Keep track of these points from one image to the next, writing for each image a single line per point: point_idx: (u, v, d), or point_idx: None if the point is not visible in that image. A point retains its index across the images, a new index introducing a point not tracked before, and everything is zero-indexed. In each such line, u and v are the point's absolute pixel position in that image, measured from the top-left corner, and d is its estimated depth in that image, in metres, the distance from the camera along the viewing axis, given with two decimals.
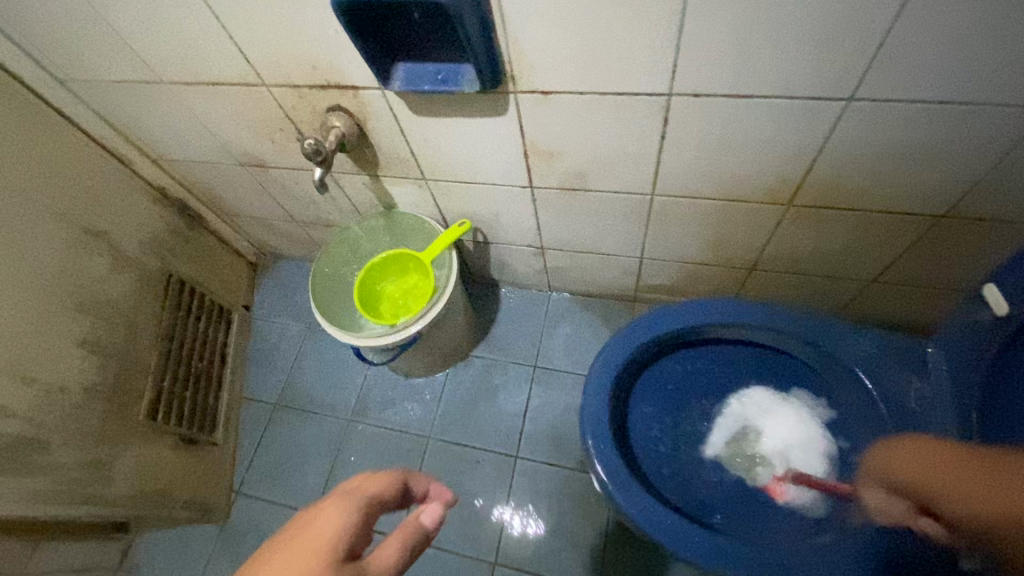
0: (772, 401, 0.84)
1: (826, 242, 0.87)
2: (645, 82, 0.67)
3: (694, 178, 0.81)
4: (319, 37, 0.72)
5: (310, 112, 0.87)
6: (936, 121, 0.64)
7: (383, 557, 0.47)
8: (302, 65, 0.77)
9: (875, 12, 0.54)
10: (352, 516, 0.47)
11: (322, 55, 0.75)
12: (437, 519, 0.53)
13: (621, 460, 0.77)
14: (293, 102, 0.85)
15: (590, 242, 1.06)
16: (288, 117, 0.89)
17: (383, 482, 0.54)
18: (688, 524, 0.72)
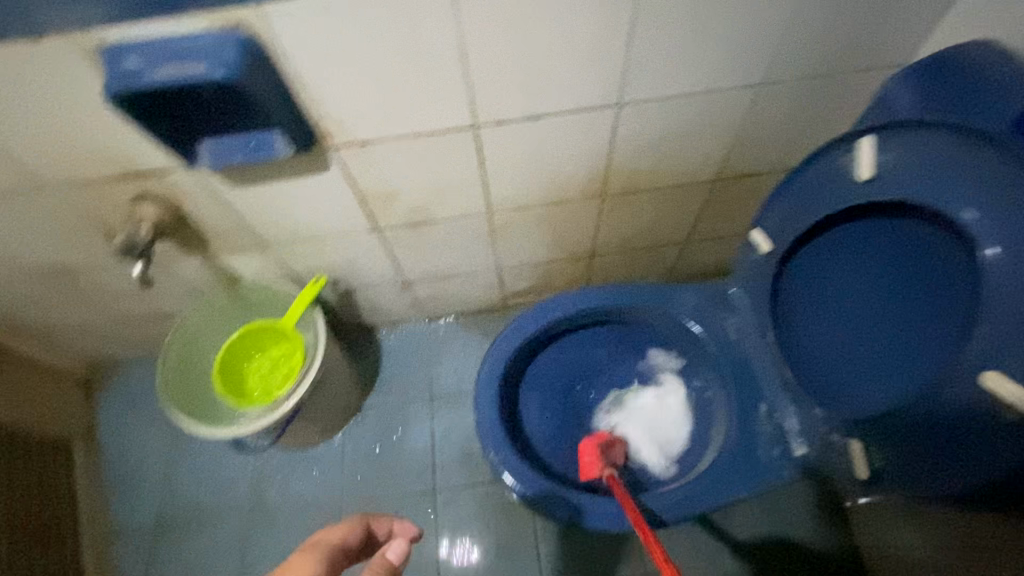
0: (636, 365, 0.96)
1: (642, 219, 1.02)
2: (451, 118, 0.74)
3: (520, 190, 0.90)
4: (101, 130, 0.67)
5: (112, 206, 0.79)
6: (686, 110, 0.79)
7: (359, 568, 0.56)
8: (88, 160, 0.71)
9: (613, 38, 0.66)
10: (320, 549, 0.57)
11: (110, 146, 0.69)
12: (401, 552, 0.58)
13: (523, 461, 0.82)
14: (88, 199, 0.78)
15: (449, 266, 1.10)
16: (86, 216, 0.81)
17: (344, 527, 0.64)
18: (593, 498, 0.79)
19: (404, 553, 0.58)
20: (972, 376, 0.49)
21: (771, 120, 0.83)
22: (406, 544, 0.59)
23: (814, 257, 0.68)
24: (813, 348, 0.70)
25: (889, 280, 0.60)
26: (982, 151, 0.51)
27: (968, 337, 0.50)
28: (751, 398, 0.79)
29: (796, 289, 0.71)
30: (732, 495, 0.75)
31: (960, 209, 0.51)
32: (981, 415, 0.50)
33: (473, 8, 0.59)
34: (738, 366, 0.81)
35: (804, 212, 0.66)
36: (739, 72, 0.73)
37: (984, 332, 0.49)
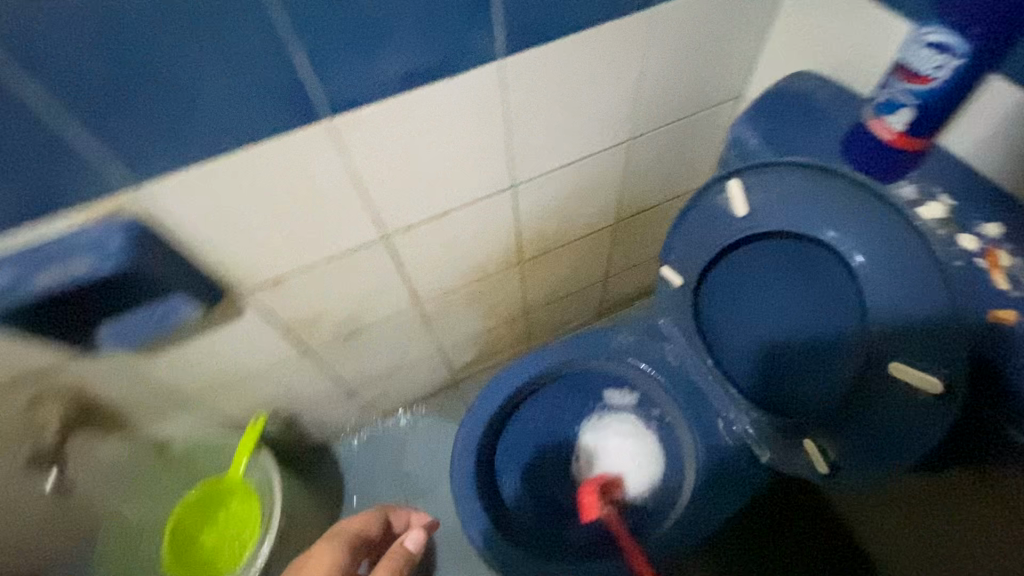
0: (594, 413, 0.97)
1: (562, 269, 1.08)
2: (359, 236, 0.74)
3: (442, 278, 0.91)
4: None
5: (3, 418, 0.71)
6: (574, 174, 0.85)
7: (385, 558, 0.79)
8: None
9: (491, 137, 0.70)
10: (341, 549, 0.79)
11: None
12: (419, 540, 0.82)
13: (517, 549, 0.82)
14: None
15: (390, 362, 1.08)
16: None
17: (367, 519, 0.86)
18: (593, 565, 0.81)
19: (421, 541, 0.82)
20: (885, 364, 0.54)
21: (649, 162, 0.91)
22: (422, 535, 0.83)
23: (720, 277, 0.71)
24: (747, 359, 0.72)
25: (794, 297, 0.63)
26: (829, 176, 0.55)
27: (869, 331, 0.54)
28: (706, 417, 0.84)
29: (717, 307, 0.73)
30: (718, 518, 0.79)
31: (827, 230, 0.55)
32: (902, 397, 0.54)
33: (354, 141, 0.61)
34: (687, 389, 0.85)
35: (702, 243, 0.69)
36: (610, 134, 0.80)
37: (880, 327, 0.53)
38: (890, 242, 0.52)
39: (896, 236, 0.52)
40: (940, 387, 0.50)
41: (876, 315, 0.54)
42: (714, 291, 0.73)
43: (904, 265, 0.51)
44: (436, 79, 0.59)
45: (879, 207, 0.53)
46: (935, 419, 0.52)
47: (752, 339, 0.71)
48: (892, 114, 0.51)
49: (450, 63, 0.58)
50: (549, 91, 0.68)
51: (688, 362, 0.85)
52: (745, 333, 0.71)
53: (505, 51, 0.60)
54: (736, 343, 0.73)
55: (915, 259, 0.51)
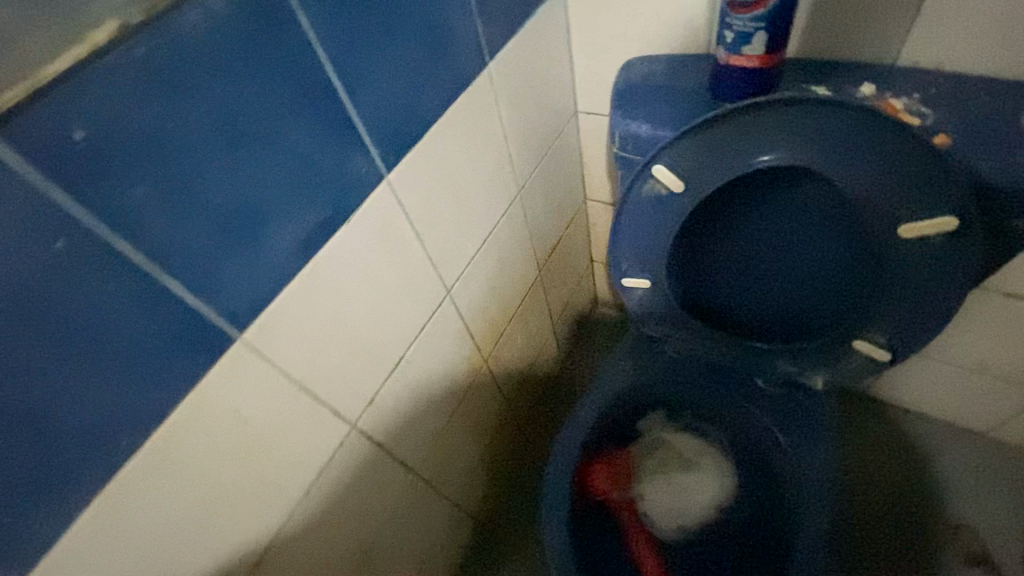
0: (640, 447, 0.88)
1: (518, 344, 1.01)
2: (326, 443, 0.59)
3: (424, 427, 0.78)
4: None
5: None
6: (491, 250, 0.80)
7: None
8: None
9: (410, 256, 0.62)
10: None
11: None
12: None
13: None
14: None
15: (414, 555, 0.89)
16: None
17: None
18: None
19: None
20: (894, 232, 0.55)
21: (540, 203, 0.90)
22: None
23: (689, 252, 0.68)
24: (753, 306, 0.72)
25: (761, 230, 0.63)
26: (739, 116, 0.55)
27: (859, 212, 0.56)
28: (742, 381, 0.81)
29: (701, 279, 0.71)
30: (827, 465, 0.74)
31: (766, 156, 0.55)
32: (924, 251, 0.55)
33: (280, 343, 0.49)
34: (709, 371, 0.82)
35: (655, 234, 0.67)
36: (503, 195, 0.78)
37: (871, 205, 0.54)
38: (830, 134, 0.53)
39: (831, 129, 0.53)
40: (950, 222, 0.53)
41: (858, 198, 0.55)
42: (689, 267, 0.70)
43: (854, 145, 0.53)
44: (335, 230, 0.51)
45: (803, 113, 0.53)
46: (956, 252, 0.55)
47: (748, 288, 0.70)
48: (746, 44, 0.56)
49: (343, 207, 0.50)
50: (439, 183, 0.63)
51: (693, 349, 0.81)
52: (739, 286, 0.71)
53: (387, 169, 0.54)
54: (735, 299, 0.72)
55: (861, 133, 0.52)
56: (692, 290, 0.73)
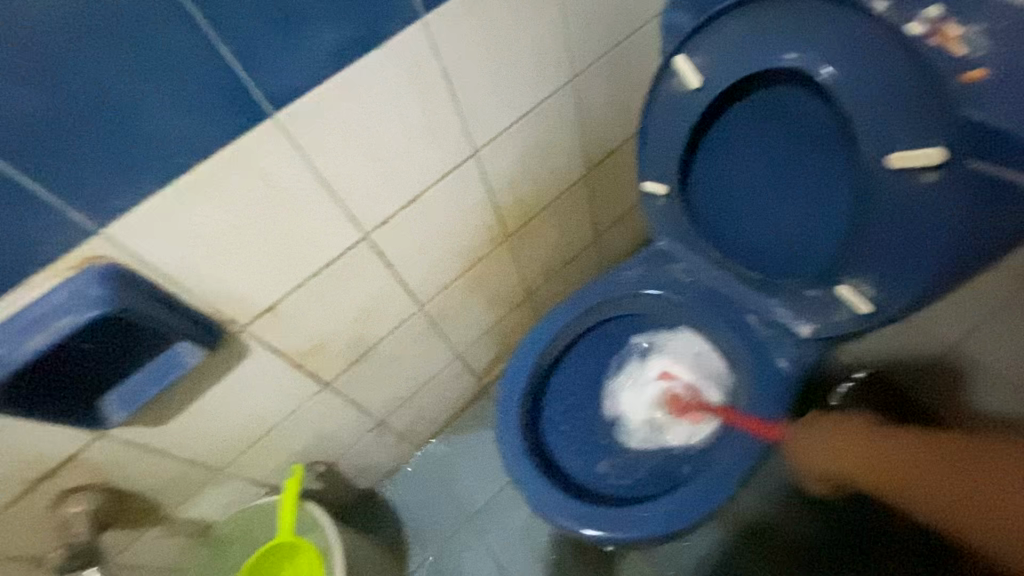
0: (614, 371, 0.91)
1: (551, 237, 1.06)
2: (341, 240, 0.73)
3: (435, 270, 0.90)
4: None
5: (36, 517, 0.70)
6: (531, 129, 0.85)
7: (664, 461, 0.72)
8: None
9: (440, 103, 0.71)
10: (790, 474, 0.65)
11: (11, 452, 0.62)
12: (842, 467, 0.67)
13: (588, 505, 0.79)
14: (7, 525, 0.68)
15: (411, 381, 1.05)
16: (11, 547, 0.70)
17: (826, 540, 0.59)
18: (673, 493, 0.75)
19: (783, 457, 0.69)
20: (883, 159, 0.51)
21: (598, 101, 0.91)
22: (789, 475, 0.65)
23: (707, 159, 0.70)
24: (757, 235, 0.70)
25: (779, 149, 0.62)
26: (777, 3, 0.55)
27: (851, 140, 0.54)
28: (736, 315, 0.82)
29: (712, 194, 0.73)
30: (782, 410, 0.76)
31: (790, 53, 0.53)
32: (913, 189, 0.51)
33: (307, 133, 0.61)
34: (710, 299, 0.84)
35: (676, 135, 0.68)
36: (552, 75, 0.81)
37: (865, 130, 0.51)
38: (850, 40, 0.51)
39: (856, 38, 0.50)
40: (945, 160, 0.48)
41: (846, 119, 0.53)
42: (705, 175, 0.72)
43: (872, 60, 0.50)
44: (368, 50, 0.60)
45: (834, 16, 0.51)
46: (956, 199, 0.50)
47: (756, 214, 0.69)
48: None
49: (377, 31, 0.60)
50: (480, 41, 0.69)
51: (702, 274, 0.84)
52: (749, 210, 0.69)
53: (423, 9, 0.62)
54: (741, 224, 0.71)
55: (874, 44, 0.50)
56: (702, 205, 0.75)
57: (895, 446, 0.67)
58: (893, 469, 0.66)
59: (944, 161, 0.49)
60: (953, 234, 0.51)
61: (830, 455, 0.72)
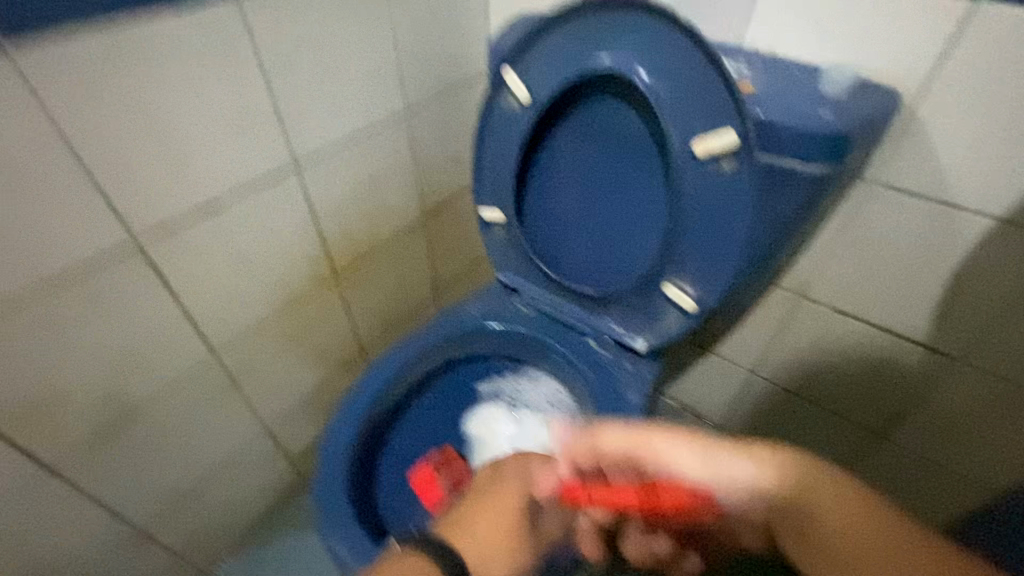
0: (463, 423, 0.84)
1: (387, 285, 0.98)
2: (98, 245, 0.57)
3: (240, 307, 0.75)
4: None
5: None
6: (362, 157, 0.81)
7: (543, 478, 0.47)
8: None
9: (250, 97, 0.62)
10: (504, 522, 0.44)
11: None
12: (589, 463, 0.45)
13: None
14: None
15: (198, 462, 0.81)
16: None
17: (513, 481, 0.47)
18: None
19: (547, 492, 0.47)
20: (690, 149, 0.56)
21: (432, 143, 0.92)
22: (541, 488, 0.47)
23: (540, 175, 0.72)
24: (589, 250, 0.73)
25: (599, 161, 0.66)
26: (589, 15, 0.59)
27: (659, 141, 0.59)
28: (575, 338, 0.80)
29: (544, 213, 0.75)
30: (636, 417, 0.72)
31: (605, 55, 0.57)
32: (714, 178, 0.57)
33: (51, 91, 0.48)
34: (550, 328, 0.82)
35: (507, 152, 0.71)
36: (384, 103, 0.80)
37: (672, 124, 0.56)
38: (650, 43, 0.55)
39: (660, 37, 0.55)
40: (739, 146, 0.54)
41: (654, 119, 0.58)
42: (538, 193, 0.74)
43: (675, 57, 0.54)
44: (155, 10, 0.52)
45: (637, 20, 0.56)
46: (751, 184, 0.55)
47: (586, 227, 0.71)
48: None
49: None
50: (302, 41, 0.65)
51: (542, 302, 0.82)
52: (580, 224, 0.72)
53: None
54: (574, 239, 0.73)
55: (670, 45, 0.54)
56: (536, 227, 0.76)
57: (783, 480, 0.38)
58: (795, 479, 0.38)
59: (737, 146, 0.54)
60: (750, 220, 0.57)
61: (696, 463, 0.42)
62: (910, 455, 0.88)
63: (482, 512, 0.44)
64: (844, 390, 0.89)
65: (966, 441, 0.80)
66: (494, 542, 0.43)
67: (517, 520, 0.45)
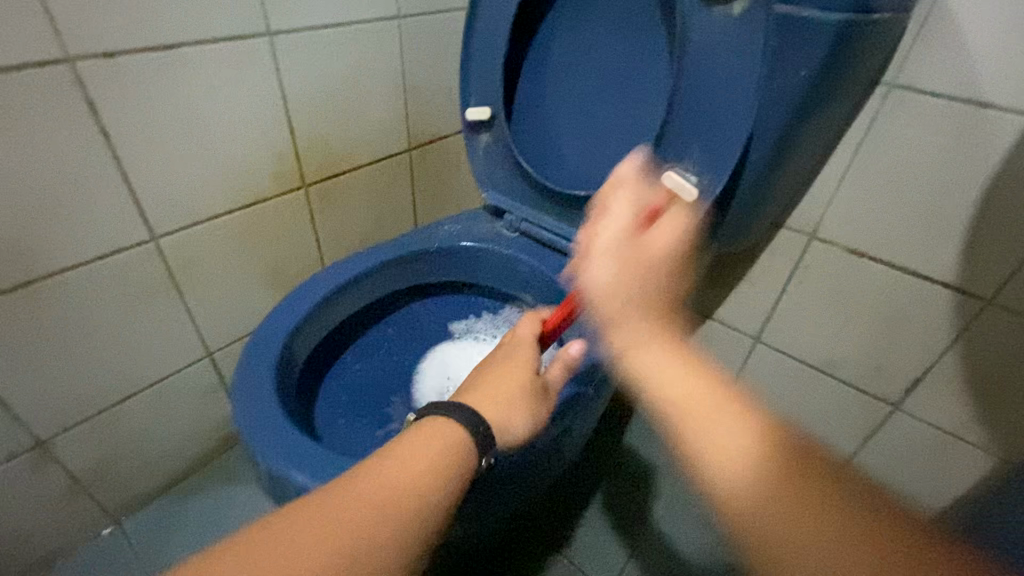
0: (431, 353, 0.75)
1: (364, 219, 0.87)
2: (21, 48, 0.49)
3: (191, 188, 0.66)
4: None
5: None
6: (352, 53, 0.74)
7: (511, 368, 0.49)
8: None
9: None
10: (523, 378, 0.49)
11: None
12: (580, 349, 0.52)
13: None
14: None
15: (120, 376, 0.69)
16: None
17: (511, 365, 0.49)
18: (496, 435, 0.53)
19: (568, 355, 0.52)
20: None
21: (434, 68, 0.86)
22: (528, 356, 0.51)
23: (531, 67, 0.69)
24: (582, 150, 0.68)
25: (599, 38, 0.63)
26: None
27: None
28: (559, 260, 0.72)
29: (532, 110, 0.71)
30: None
31: None
32: (721, 26, 0.51)
33: None
34: (532, 249, 0.74)
35: (499, 34, 0.66)
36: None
37: None
38: None
39: None
40: None
41: None
42: (528, 88, 0.70)
43: None
44: None
45: None
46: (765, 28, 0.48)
47: (579, 120, 0.67)
48: None
49: None
50: None
51: (526, 221, 0.75)
52: (574, 117, 0.67)
53: None
54: (567, 137, 0.69)
55: None
56: (523, 127, 0.72)
57: (649, 283, 0.42)
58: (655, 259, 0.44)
59: None
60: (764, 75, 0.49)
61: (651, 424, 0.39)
62: (930, 430, 0.78)
63: (492, 375, 0.48)
64: (857, 351, 0.80)
65: (1000, 407, 0.70)
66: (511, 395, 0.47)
67: (525, 382, 0.48)
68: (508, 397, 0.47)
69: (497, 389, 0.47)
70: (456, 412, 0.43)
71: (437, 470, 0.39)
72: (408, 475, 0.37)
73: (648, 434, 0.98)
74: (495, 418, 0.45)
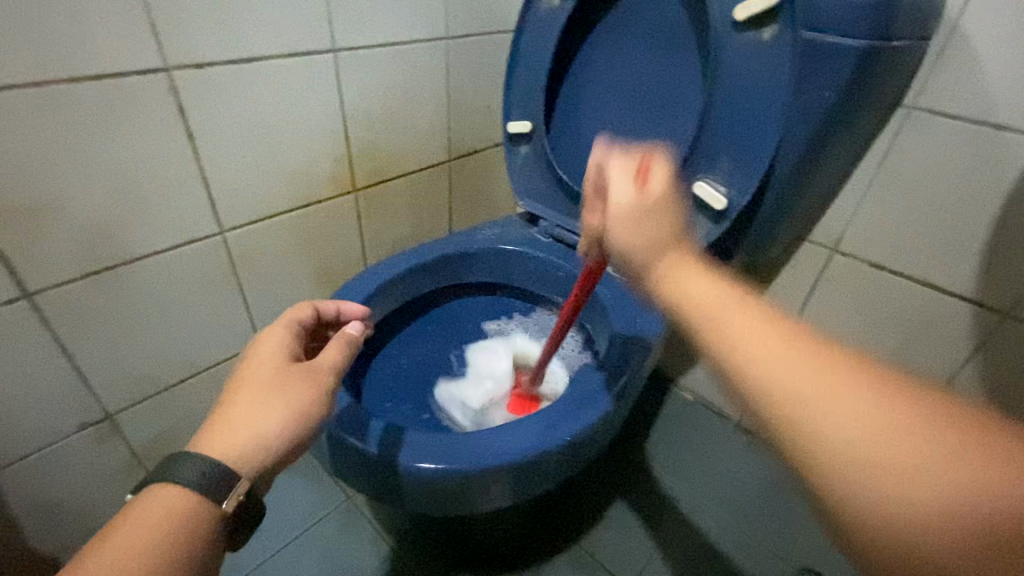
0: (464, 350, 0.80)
1: (405, 223, 0.93)
2: (129, 59, 0.56)
3: (258, 187, 0.72)
4: None
5: None
6: (404, 69, 0.80)
7: (269, 349, 0.47)
8: None
9: None
10: (263, 392, 0.43)
11: None
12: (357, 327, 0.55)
13: (434, 436, 0.55)
14: None
15: (182, 358, 0.75)
16: None
17: (270, 348, 0.48)
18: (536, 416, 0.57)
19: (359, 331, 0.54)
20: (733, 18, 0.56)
21: (475, 84, 0.92)
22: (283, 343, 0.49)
23: (570, 86, 0.75)
24: None
25: (634, 59, 0.68)
26: None
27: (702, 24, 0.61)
28: None
29: (569, 125, 0.76)
30: (653, 330, 0.67)
31: None
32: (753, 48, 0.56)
33: None
34: (565, 253, 0.78)
35: (542, 55, 0.72)
36: (433, 21, 0.80)
37: None
38: None
39: None
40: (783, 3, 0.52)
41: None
42: (566, 105, 0.76)
43: None
44: None
45: None
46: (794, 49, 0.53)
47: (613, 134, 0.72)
48: None
49: None
50: None
51: (560, 226, 0.79)
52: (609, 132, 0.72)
53: None
54: None
55: None
56: (561, 140, 0.77)
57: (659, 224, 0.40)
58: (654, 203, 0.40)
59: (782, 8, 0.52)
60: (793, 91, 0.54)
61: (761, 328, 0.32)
62: None
63: (240, 388, 0.44)
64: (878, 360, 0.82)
65: None
66: (278, 379, 0.45)
67: (277, 380, 0.44)
68: (272, 380, 0.44)
69: (256, 384, 0.44)
70: (183, 469, 0.38)
71: (183, 516, 0.37)
72: (140, 534, 0.35)
73: (669, 438, 1.00)
74: (235, 447, 0.40)
